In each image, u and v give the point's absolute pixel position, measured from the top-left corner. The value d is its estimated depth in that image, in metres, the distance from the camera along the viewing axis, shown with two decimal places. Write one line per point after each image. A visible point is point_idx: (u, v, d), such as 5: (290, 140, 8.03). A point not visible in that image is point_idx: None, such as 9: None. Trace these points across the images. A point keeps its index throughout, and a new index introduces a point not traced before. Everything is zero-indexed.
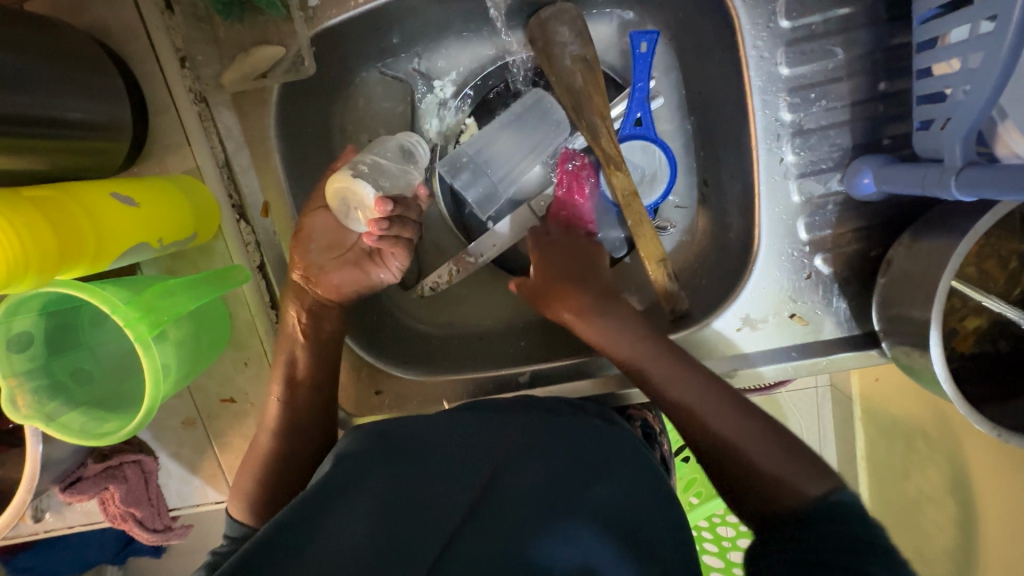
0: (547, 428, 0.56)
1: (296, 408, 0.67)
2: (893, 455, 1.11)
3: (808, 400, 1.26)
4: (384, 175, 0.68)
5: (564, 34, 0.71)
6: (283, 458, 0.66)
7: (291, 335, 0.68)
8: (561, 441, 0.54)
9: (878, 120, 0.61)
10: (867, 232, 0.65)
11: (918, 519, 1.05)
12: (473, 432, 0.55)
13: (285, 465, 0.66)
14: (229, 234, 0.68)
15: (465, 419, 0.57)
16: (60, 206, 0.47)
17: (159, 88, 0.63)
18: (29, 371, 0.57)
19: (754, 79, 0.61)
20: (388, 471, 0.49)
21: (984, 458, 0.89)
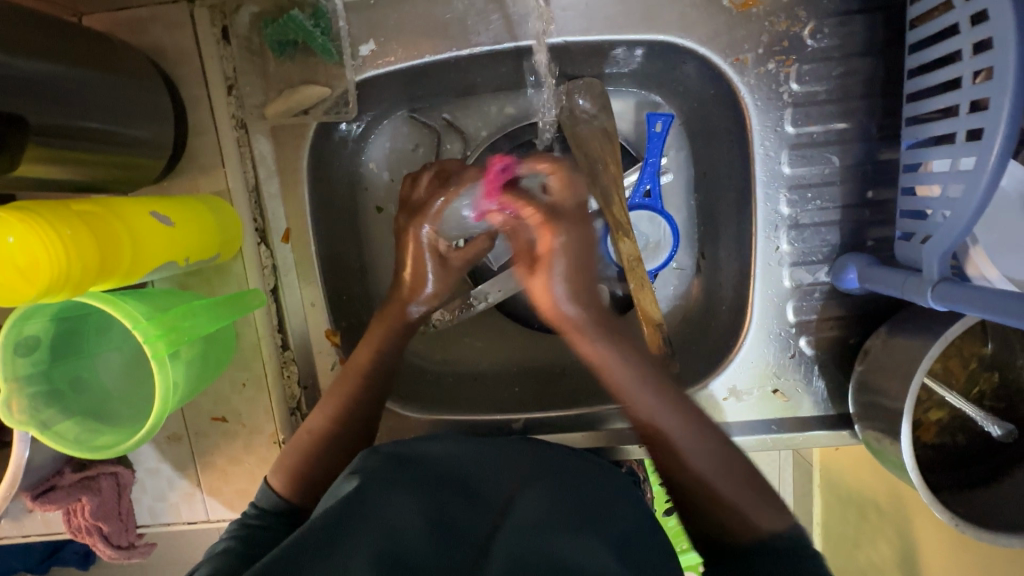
0: (534, 477, 0.56)
1: (356, 369, 0.68)
2: (846, 525, 1.15)
3: (770, 463, 1.30)
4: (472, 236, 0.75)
5: (582, 102, 0.76)
6: (326, 440, 0.65)
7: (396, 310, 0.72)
8: (550, 481, 0.56)
9: (864, 223, 0.68)
10: (847, 321, 0.71)
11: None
12: (449, 470, 0.56)
13: (328, 449, 0.64)
14: (248, 256, 0.69)
15: (445, 451, 0.59)
16: (101, 221, 0.48)
17: (203, 111, 0.65)
18: (30, 376, 0.56)
19: (759, 173, 0.67)
20: (424, 487, 0.53)
21: (934, 535, 0.94)
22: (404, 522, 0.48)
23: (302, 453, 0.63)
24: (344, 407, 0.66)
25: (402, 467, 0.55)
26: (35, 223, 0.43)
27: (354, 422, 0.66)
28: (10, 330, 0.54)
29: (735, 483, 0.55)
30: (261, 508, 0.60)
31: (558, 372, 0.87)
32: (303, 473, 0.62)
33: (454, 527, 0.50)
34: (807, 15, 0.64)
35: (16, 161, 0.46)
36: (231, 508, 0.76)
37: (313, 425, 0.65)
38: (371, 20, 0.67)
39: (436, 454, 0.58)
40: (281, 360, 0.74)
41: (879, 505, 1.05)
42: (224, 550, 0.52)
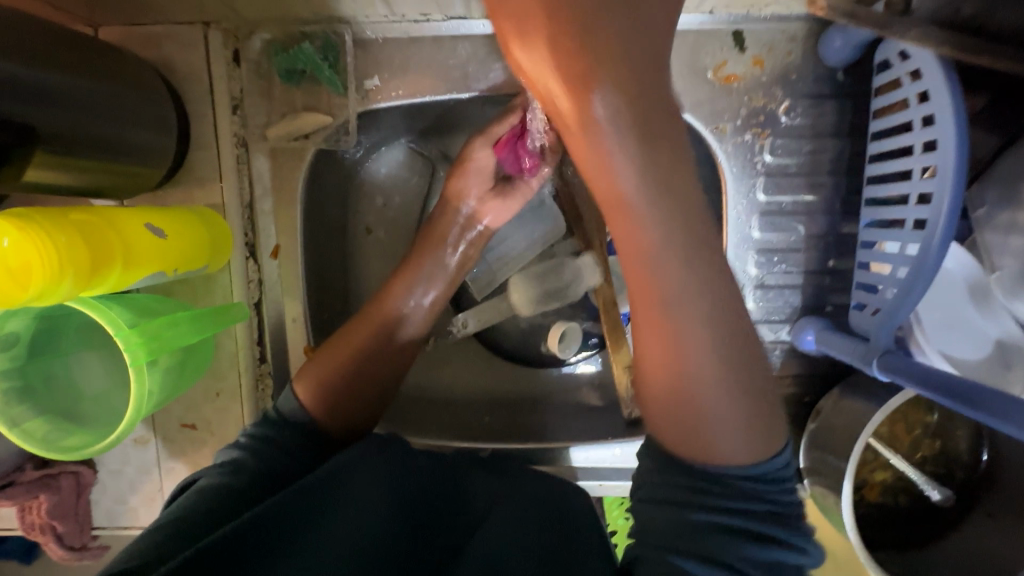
0: (507, 500, 0.58)
1: (396, 317, 0.72)
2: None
3: None
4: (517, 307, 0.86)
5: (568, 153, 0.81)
6: (358, 380, 0.68)
7: (444, 233, 0.76)
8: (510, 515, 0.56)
9: (825, 290, 0.72)
10: (804, 379, 0.75)
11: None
12: (429, 475, 0.60)
13: (358, 390, 0.68)
14: (235, 269, 0.70)
15: (420, 463, 0.61)
16: (96, 230, 0.50)
17: (206, 128, 0.68)
18: (5, 372, 0.57)
19: (731, 235, 0.71)
20: (423, 476, 0.59)
21: None
22: (376, 528, 0.51)
23: (340, 374, 0.67)
24: (382, 351, 0.70)
25: (383, 462, 0.58)
26: (32, 229, 0.45)
27: (386, 363, 0.71)
28: None
29: None
30: (283, 412, 0.64)
31: (530, 405, 0.89)
32: (336, 395, 0.66)
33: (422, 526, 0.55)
34: (784, 94, 0.68)
35: (10, 169, 0.48)
36: None
37: (351, 349, 0.68)
38: (379, 57, 0.70)
39: (417, 471, 0.59)
40: (256, 374, 0.75)
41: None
42: (234, 463, 0.57)
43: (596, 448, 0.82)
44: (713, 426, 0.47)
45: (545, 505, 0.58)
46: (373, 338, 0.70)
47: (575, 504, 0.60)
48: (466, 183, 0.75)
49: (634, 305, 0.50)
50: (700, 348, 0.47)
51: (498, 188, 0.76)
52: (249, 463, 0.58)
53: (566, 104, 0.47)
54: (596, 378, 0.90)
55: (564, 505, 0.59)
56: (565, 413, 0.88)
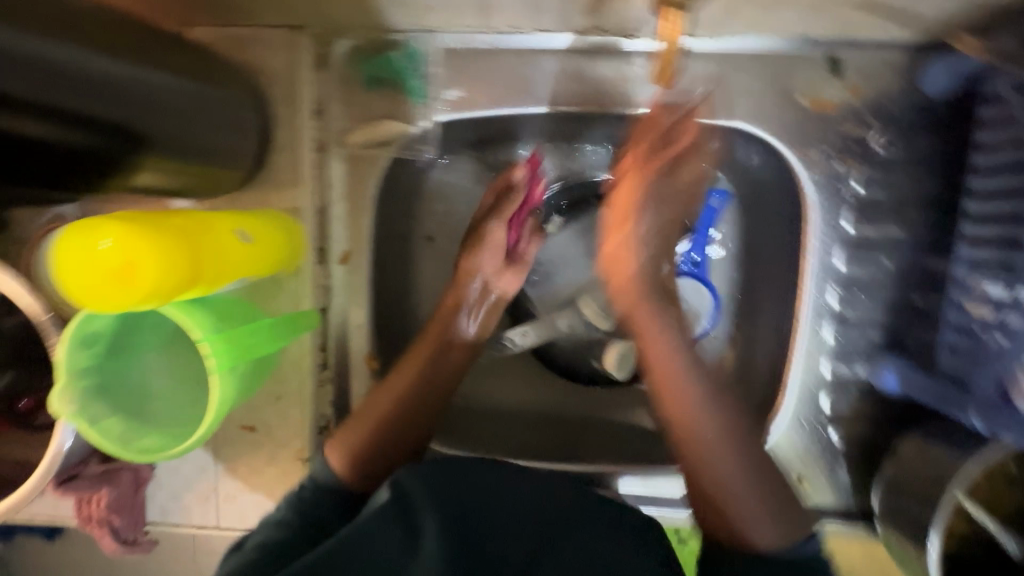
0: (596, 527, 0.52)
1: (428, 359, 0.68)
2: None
3: None
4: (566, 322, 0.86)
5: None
6: (384, 443, 0.64)
7: (468, 291, 0.72)
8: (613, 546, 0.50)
9: (907, 327, 0.70)
10: (879, 419, 0.72)
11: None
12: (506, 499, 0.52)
13: (382, 451, 0.63)
14: (306, 274, 0.70)
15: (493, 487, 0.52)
16: (194, 237, 0.50)
17: (288, 132, 0.67)
18: (85, 368, 0.57)
19: (813, 265, 0.69)
20: (471, 505, 0.51)
21: None
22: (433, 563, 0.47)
23: (366, 435, 0.63)
24: (406, 407, 0.66)
25: (451, 488, 0.51)
26: (139, 236, 0.44)
27: (414, 408, 0.66)
28: (77, 324, 0.54)
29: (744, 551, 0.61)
30: (318, 480, 0.61)
31: (583, 425, 0.87)
32: (365, 456, 0.62)
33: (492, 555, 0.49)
34: (878, 123, 0.66)
35: (124, 165, 0.50)
36: (243, 517, 0.76)
37: (370, 410, 0.65)
38: (463, 67, 0.69)
39: (484, 498, 0.52)
40: (318, 380, 0.74)
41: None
42: (279, 520, 0.57)
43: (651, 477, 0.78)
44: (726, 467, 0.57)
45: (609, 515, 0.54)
46: (396, 397, 0.66)
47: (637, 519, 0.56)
48: (478, 249, 0.72)
49: (660, 379, 0.61)
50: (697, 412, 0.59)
51: (510, 261, 0.74)
52: (290, 519, 0.57)
53: (622, 197, 0.66)
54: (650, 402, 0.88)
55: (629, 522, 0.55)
56: (619, 434, 0.86)
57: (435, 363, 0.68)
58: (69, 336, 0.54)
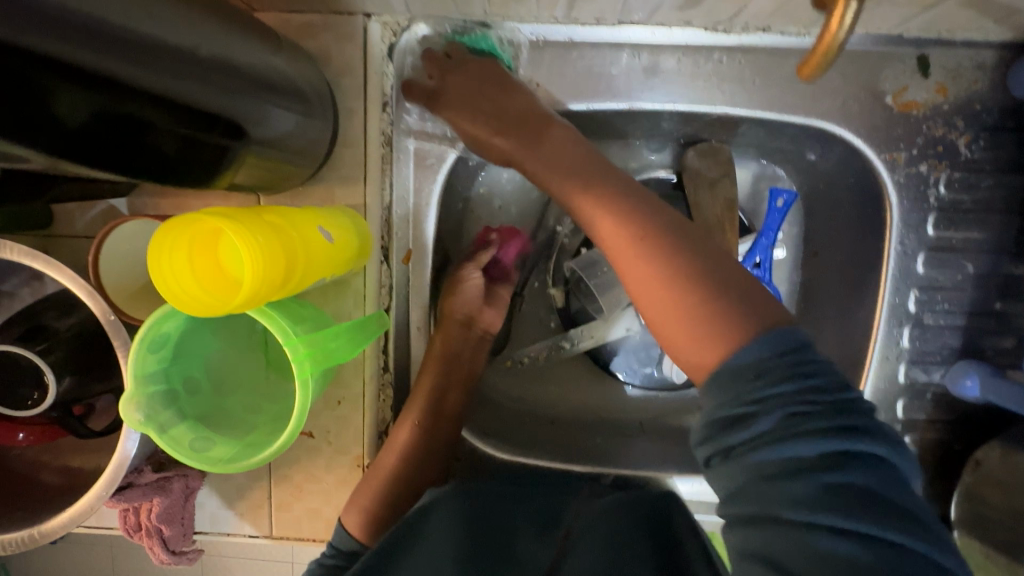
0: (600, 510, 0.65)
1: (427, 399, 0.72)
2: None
3: None
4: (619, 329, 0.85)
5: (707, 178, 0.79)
6: (396, 481, 0.70)
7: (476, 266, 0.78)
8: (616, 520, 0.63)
9: (986, 333, 0.68)
10: (955, 425, 0.71)
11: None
12: (509, 497, 0.68)
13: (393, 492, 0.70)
14: (370, 273, 0.67)
15: (497, 496, 0.67)
16: (285, 235, 0.47)
17: (356, 125, 0.64)
18: (153, 373, 0.54)
19: (891, 268, 0.68)
20: (504, 494, 0.68)
21: None
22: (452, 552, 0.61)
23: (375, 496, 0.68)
24: (416, 443, 0.71)
25: (466, 507, 0.65)
26: (242, 232, 0.41)
27: (429, 450, 0.73)
28: (149, 327, 0.51)
29: None
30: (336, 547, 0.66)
31: (638, 430, 0.85)
32: (378, 516, 0.69)
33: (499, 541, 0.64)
34: (965, 124, 0.65)
35: (224, 166, 0.47)
36: (297, 526, 0.73)
37: (381, 470, 0.69)
38: (536, 61, 0.67)
39: (492, 506, 0.66)
40: (379, 383, 0.72)
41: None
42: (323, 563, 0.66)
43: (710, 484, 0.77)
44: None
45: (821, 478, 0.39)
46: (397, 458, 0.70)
47: (868, 472, 0.39)
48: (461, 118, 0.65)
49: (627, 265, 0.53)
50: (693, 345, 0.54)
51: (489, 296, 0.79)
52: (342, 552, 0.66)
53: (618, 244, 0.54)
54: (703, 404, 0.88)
55: (860, 472, 0.39)
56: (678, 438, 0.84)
57: (437, 398, 0.73)
58: (140, 339, 0.51)
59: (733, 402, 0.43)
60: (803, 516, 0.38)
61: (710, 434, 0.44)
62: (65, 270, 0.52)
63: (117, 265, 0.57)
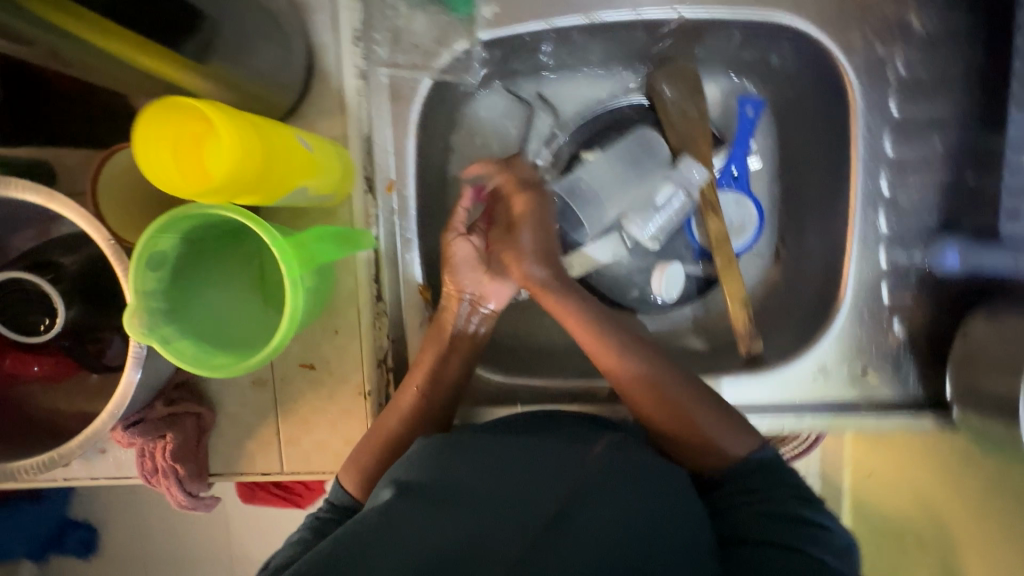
0: (600, 488, 0.54)
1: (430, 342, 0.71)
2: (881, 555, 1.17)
3: None
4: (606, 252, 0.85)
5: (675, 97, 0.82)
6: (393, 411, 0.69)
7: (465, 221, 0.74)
8: (636, 497, 0.54)
9: (964, 207, 0.69)
10: (944, 304, 0.71)
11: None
12: (492, 468, 0.55)
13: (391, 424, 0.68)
14: (356, 201, 0.71)
15: (474, 464, 0.56)
16: (264, 130, 0.50)
17: (330, 59, 0.68)
18: (154, 290, 0.57)
19: (860, 150, 0.70)
20: (500, 454, 0.57)
21: None
22: (446, 531, 0.50)
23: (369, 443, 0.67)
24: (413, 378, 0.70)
25: (448, 456, 0.57)
26: (220, 113, 0.44)
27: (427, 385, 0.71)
28: (146, 243, 0.54)
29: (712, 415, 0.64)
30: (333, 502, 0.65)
31: None
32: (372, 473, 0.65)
33: (484, 548, 0.48)
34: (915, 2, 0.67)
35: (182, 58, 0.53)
36: (306, 460, 0.76)
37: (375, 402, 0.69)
38: None
39: (468, 473, 0.55)
40: (374, 312, 0.74)
41: (918, 533, 1.05)
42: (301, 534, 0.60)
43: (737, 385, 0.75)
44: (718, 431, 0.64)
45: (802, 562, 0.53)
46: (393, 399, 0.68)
47: (824, 533, 0.56)
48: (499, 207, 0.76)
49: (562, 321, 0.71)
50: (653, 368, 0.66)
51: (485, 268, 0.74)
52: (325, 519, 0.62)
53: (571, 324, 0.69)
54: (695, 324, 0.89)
55: (820, 534, 0.56)
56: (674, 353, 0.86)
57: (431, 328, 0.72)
58: (139, 254, 0.54)
59: (756, 510, 0.58)
60: (784, 540, 0.55)
61: (741, 530, 0.58)
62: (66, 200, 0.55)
63: (111, 193, 0.60)
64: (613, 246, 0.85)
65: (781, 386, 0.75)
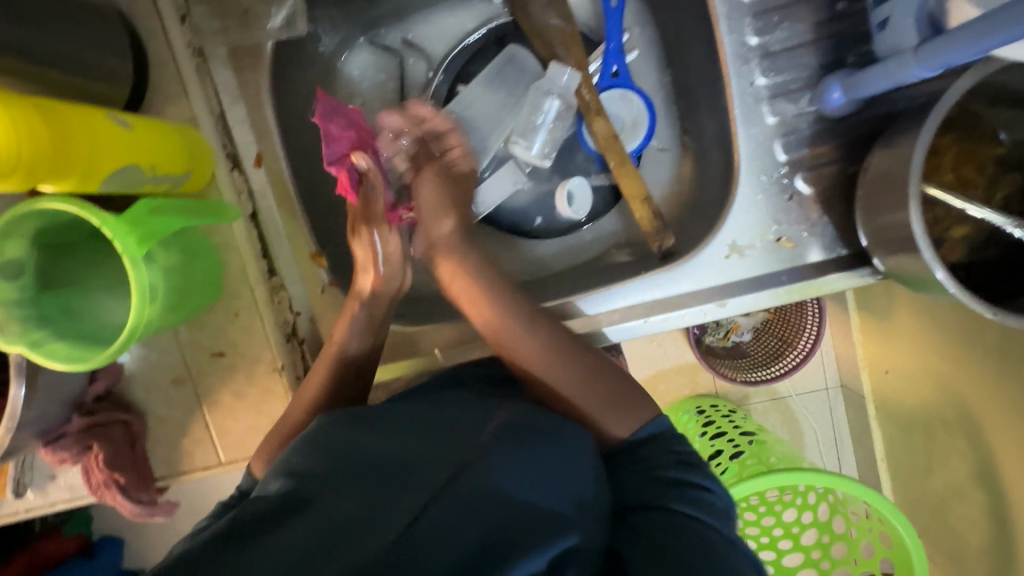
0: (492, 452, 0.52)
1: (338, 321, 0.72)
2: (915, 451, 1.12)
3: (820, 402, 1.29)
4: (505, 178, 0.83)
5: (535, 9, 0.79)
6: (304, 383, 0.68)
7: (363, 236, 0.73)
8: (533, 452, 0.54)
9: (841, 40, 0.65)
10: (843, 149, 0.67)
11: (946, 516, 1.05)
12: (391, 439, 0.55)
13: (301, 395, 0.68)
14: (222, 180, 0.69)
15: (372, 439, 0.55)
16: (55, 111, 0.49)
17: (158, 42, 0.66)
18: (17, 301, 0.57)
19: (719, 6, 0.65)
20: (395, 431, 0.56)
21: (1001, 426, 0.89)
22: (332, 510, 0.49)
23: (277, 442, 0.66)
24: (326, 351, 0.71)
25: (347, 432, 0.57)
26: None
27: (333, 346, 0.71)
28: None
29: (600, 396, 0.64)
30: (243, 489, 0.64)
31: (557, 279, 0.83)
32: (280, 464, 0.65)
33: (363, 520, 0.47)
34: None
35: None
36: (244, 446, 0.76)
37: None
38: None
39: (356, 448, 0.54)
40: (270, 287, 0.74)
41: (943, 419, 1.01)
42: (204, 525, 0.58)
43: (629, 291, 0.71)
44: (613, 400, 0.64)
45: (686, 524, 0.55)
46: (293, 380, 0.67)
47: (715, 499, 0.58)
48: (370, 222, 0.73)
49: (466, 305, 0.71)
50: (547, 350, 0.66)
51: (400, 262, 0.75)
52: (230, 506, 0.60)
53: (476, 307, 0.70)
54: (621, 238, 0.85)
55: (701, 497, 0.58)
56: (597, 269, 0.83)
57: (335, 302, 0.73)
58: None
59: (658, 480, 0.59)
60: (663, 503, 0.57)
61: (642, 495, 0.58)
62: None
63: None
64: (511, 173, 0.83)
65: (664, 283, 0.70)
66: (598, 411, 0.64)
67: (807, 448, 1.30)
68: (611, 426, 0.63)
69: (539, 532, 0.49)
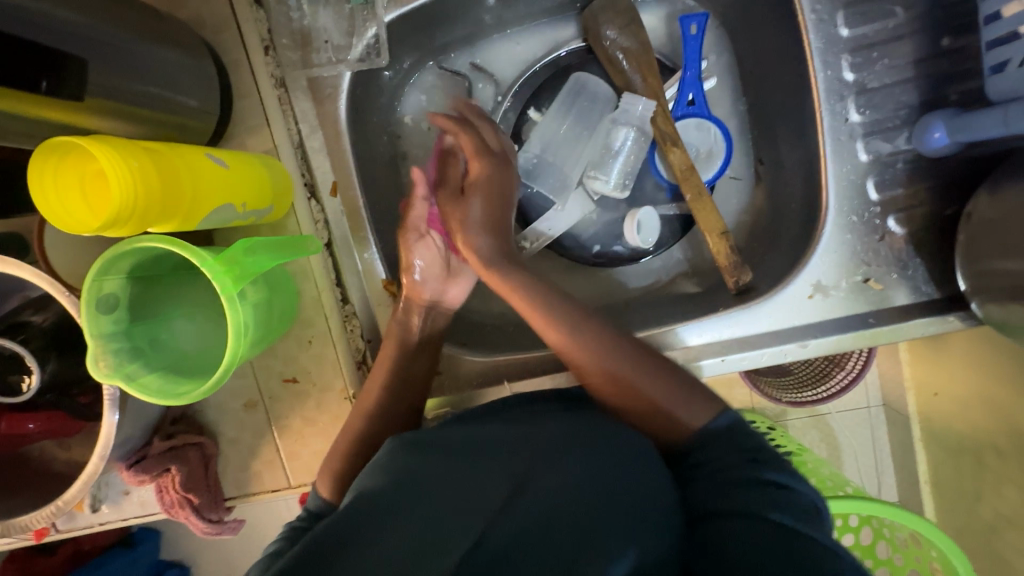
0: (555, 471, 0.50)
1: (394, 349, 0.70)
2: (962, 479, 1.06)
3: (862, 422, 1.24)
4: (572, 207, 0.82)
5: (610, 33, 0.77)
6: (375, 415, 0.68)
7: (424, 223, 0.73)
8: (603, 468, 0.51)
9: (942, 77, 0.62)
10: (940, 190, 0.64)
11: (997, 543, 0.99)
12: (466, 469, 0.53)
13: (372, 426, 0.68)
14: (301, 209, 0.70)
15: (446, 469, 0.53)
16: (165, 156, 0.49)
17: (245, 76, 0.67)
18: (112, 333, 0.58)
19: (813, 40, 0.64)
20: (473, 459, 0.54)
21: None
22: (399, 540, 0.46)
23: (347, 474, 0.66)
24: (399, 382, 0.70)
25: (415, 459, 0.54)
26: (103, 147, 0.44)
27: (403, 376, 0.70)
28: (91, 289, 0.55)
29: (666, 386, 0.61)
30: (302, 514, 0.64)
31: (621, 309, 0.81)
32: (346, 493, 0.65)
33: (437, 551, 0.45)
34: None
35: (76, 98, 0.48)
36: (312, 470, 0.76)
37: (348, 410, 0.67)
38: None
39: (427, 475, 0.52)
40: (342, 314, 0.74)
41: (997, 448, 0.98)
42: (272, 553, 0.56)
43: (709, 326, 0.69)
44: (683, 409, 0.60)
45: (764, 526, 0.50)
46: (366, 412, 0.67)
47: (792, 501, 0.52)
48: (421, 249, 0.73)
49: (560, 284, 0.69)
50: (600, 355, 0.62)
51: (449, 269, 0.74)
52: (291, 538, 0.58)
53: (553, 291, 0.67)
54: (688, 269, 0.83)
55: (780, 496, 0.52)
56: (665, 299, 0.81)
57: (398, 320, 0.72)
58: (86, 302, 0.56)
59: (734, 480, 0.54)
60: (740, 505, 0.51)
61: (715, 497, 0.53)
62: (25, 268, 0.57)
63: (58, 245, 0.63)
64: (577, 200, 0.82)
65: (743, 322, 0.68)
66: (663, 403, 0.61)
67: (845, 464, 1.24)
68: (679, 421, 0.60)
69: (600, 544, 0.45)
